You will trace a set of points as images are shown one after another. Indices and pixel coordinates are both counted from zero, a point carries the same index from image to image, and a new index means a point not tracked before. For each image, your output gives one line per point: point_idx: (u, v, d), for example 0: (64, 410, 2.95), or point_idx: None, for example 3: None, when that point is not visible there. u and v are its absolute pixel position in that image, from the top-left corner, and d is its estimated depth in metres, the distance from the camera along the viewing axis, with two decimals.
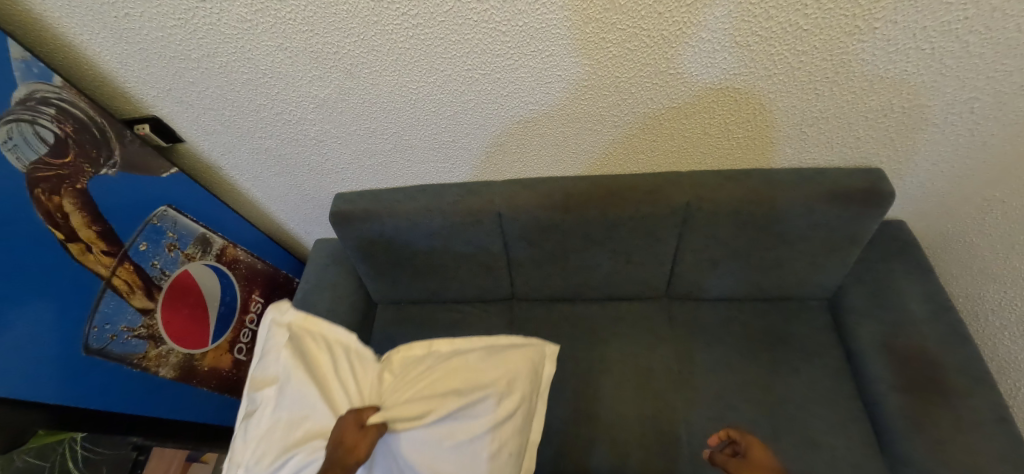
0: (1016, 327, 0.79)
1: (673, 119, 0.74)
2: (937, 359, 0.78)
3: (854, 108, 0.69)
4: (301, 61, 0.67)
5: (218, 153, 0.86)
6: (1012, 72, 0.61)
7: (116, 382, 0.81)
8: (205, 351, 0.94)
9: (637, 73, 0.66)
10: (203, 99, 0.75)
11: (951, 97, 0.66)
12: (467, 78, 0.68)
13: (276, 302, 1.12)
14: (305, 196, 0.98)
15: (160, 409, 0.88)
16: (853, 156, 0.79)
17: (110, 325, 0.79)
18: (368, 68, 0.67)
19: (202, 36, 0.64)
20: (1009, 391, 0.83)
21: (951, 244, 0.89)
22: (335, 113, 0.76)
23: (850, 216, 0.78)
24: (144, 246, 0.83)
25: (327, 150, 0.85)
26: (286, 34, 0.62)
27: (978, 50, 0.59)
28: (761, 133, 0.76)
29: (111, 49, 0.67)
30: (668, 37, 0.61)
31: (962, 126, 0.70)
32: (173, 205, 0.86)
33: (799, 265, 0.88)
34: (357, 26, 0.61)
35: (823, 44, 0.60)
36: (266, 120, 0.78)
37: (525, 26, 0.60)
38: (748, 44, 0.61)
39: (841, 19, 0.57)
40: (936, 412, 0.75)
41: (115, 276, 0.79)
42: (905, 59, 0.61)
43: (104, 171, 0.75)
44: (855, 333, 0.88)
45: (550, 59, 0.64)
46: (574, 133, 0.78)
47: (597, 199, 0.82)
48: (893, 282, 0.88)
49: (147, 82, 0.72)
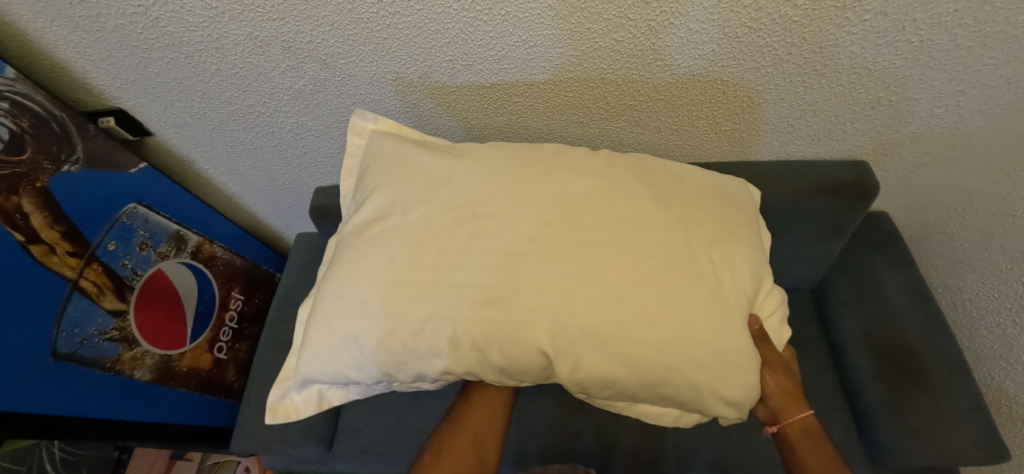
0: (994, 317, 0.81)
1: (660, 111, 0.72)
2: (916, 350, 0.79)
3: (841, 101, 0.68)
4: (272, 51, 0.63)
5: (190, 145, 0.82)
6: (999, 66, 0.60)
7: (95, 389, 0.78)
8: (182, 352, 0.92)
9: (623, 64, 0.64)
10: (170, 90, 0.71)
11: (937, 91, 0.65)
12: (448, 68, 0.66)
13: (257, 299, 1.09)
14: (283, 189, 0.95)
15: (137, 415, 0.85)
16: (839, 148, 0.78)
17: (79, 329, 0.75)
18: (344, 58, 0.64)
19: (164, 24, 0.60)
20: (985, 378, 0.85)
21: (932, 235, 0.89)
22: (311, 105, 0.73)
23: (835, 208, 0.78)
24: (113, 246, 0.81)
25: (304, 143, 0.81)
26: (255, 21, 0.59)
27: (966, 43, 0.58)
28: (748, 126, 0.75)
29: (67, 39, 0.63)
30: (655, 27, 0.59)
31: (947, 120, 0.69)
32: (143, 202, 0.84)
33: (783, 258, 0.88)
34: (331, 14, 0.58)
35: (813, 37, 0.59)
36: (238, 112, 0.75)
37: (508, 14, 0.57)
38: (737, 34, 0.59)
39: (830, 10, 0.55)
40: (916, 402, 0.76)
41: (83, 278, 0.76)
42: (893, 52, 0.60)
43: (66, 167, 0.72)
44: (838, 324, 0.89)
45: (534, 49, 0.62)
46: (560, 125, 0.76)
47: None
48: (875, 274, 0.89)
49: (110, 73, 0.68)
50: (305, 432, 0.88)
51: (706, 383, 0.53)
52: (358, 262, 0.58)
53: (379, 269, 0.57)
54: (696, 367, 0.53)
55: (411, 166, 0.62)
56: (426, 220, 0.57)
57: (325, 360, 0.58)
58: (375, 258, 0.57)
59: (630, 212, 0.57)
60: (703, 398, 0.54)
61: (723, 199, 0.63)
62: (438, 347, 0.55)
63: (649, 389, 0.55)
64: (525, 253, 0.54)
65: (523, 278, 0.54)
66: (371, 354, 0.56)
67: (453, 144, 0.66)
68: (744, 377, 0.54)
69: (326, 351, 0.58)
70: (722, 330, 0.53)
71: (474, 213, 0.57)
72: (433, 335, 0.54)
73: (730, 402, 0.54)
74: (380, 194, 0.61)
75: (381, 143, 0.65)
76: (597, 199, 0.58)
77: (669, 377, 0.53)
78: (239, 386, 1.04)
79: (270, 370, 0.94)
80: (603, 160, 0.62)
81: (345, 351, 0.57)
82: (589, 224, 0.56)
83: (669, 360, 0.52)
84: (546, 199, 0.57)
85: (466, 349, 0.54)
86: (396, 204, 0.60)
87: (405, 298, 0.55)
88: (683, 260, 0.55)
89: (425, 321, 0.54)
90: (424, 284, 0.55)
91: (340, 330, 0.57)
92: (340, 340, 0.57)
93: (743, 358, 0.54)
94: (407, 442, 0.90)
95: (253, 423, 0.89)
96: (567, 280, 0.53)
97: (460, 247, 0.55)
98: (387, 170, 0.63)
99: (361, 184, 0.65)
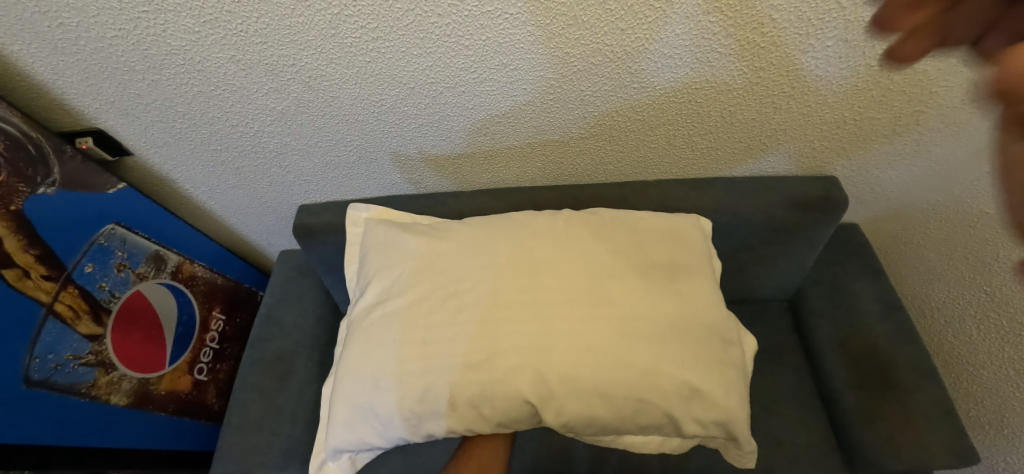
0: (959, 323, 0.85)
1: (638, 131, 0.75)
2: (888, 357, 0.82)
3: (810, 121, 0.72)
4: (255, 74, 0.64)
5: (172, 165, 0.82)
6: (952, 88, 0.63)
7: (68, 416, 0.76)
8: (161, 374, 0.90)
9: (602, 86, 0.66)
10: (150, 111, 0.70)
11: (897, 111, 0.68)
12: (431, 90, 0.67)
13: (238, 319, 1.08)
14: (266, 208, 0.94)
15: (109, 442, 0.82)
16: (808, 165, 0.81)
17: (54, 355, 0.73)
18: (328, 80, 0.65)
19: (146, 48, 0.60)
20: (955, 383, 0.88)
21: (899, 246, 0.93)
22: (296, 126, 0.73)
23: (808, 221, 0.80)
24: (90, 268, 0.79)
25: (287, 162, 0.81)
26: (238, 45, 0.60)
27: (922, 67, 0.61)
28: (722, 144, 0.77)
29: (45, 60, 0.63)
30: (631, 52, 0.61)
31: (908, 138, 0.73)
32: (121, 223, 0.83)
33: (760, 269, 0.90)
34: (315, 39, 0.59)
35: (780, 61, 0.62)
36: (220, 133, 0.75)
37: (489, 39, 0.59)
38: (708, 59, 0.62)
39: (796, 37, 0.58)
40: (889, 407, 0.77)
41: (58, 302, 0.74)
42: (856, 75, 0.63)
43: (42, 190, 0.71)
44: (814, 332, 0.91)
45: (515, 73, 0.64)
46: (541, 145, 0.78)
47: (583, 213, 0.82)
48: (847, 283, 0.92)
49: (89, 94, 0.68)
50: (285, 454, 0.85)
51: (679, 409, 0.57)
52: (365, 344, 0.63)
53: (384, 347, 0.61)
54: (665, 397, 0.57)
55: (399, 252, 0.67)
56: (417, 299, 0.62)
57: (351, 431, 0.63)
58: (377, 340, 0.62)
59: (600, 279, 0.61)
60: (679, 423, 0.58)
61: (674, 239, 0.66)
62: (440, 409, 0.59)
63: (628, 421, 0.59)
64: (505, 326, 0.59)
65: (500, 343, 0.58)
66: (389, 419, 0.61)
67: (439, 223, 0.71)
68: (713, 401, 0.57)
69: (349, 423, 0.63)
70: (685, 361, 0.57)
71: (458, 287, 0.62)
72: (433, 397, 0.59)
73: (703, 422, 0.58)
74: (378, 281, 0.66)
75: (377, 233, 0.71)
76: (564, 275, 0.61)
77: (644, 407, 0.58)
78: (219, 408, 1.02)
79: (248, 390, 0.91)
80: (564, 224, 0.66)
81: (366, 420, 0.62)
82: (555, 292, 0.60)
83: (641, 395, 0.57)
84: (524, 277, 0.61)
85: (463, 407, 0.58)
86: (392, 286, 0.65)
87: (407, 370, 0.60)
88: (643, 305, 0.59)
89: (426, 387, 0.59)
90: (418, 357, 0.60)
91: (356, 401, 0.62)
92: (360, 411, 0.62)
93: (711, 384, 0.57)
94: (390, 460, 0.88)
95: (234, 445, 0.86)
96: (537, 340, 0.58)
97: (446, 320, 0.60)
98: (386, 250, 0.68)
99: (363, 272, 0.70)
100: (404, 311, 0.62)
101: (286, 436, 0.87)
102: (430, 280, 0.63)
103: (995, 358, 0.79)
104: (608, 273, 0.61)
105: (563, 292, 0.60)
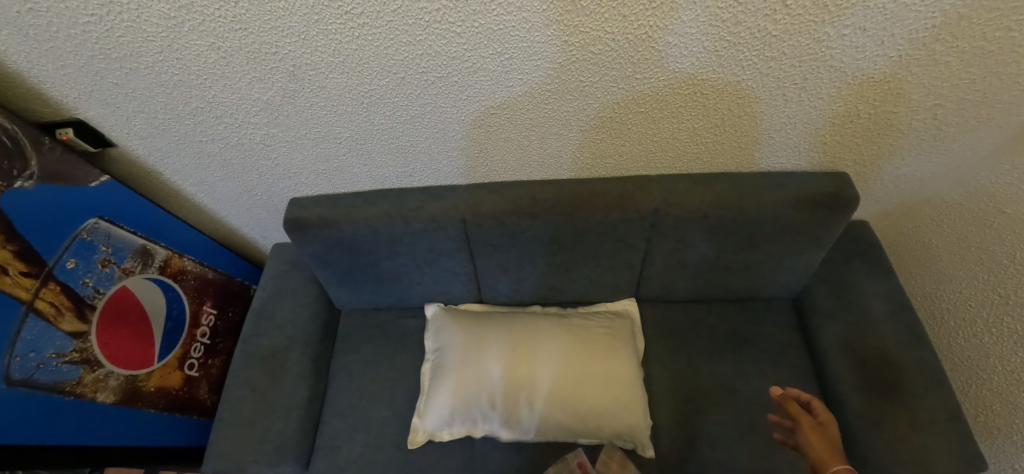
0: (970, 326, 0.82)
1: (640, 124, 0.71)
2: (896, 360, 0.79)
3: (822, 113, 0.68)
4: (237, 62, 0.61)
5: (156, 157, 0.79)
6: (975, 80, 0.60)
7: (53, 415, 0.74)
8: (150, 371, 0.89)
9: (602, 77, 0.63)
10: (131, 101, 0.68)
11: (915, 105, 0.65)
12: (422, 80, 0.63)
13: (230, 313, 1.06)
14: (256, 201, 0.92)
15: (100, 439, 0.81)
16: (817, 161, 0.78)
17: (36, 353, 0.71)
18: (314, 69, 0.62)
19: (121, 34, 0.57)
20: (963, 386, 0.86)
21: (910, 243, 0.90)
22: (282, 116, 0.70)
23: (816, 219, 0.76)
24: (73, 263, 0.77)
25: (275, 155, 0.79)
26: (217, 32, 0.56)
27: (944, 58, 0.57)
28: (728, 138, 0.74)
29: (17, 48, 0.59)
30: (634, 41, 0.57)
31: (925, 133, 0.69)
32: (105, 217, 0.81)
33: (765, 267, 0.87)
34: (297, 25, 0.55)
35: (792, 50, 0.58)
36: (205, 124, 0.72)
37: (482, 27, 0.56)
38: (717, 49, 0.58)
39: (809, 25, 0.55)
40: (896, 414, 0.75)
41: (40, 298, 0.72)
42: (873, 66, 0.60)
43: (20, 183, 0.69)
44: (818, 333, 0.89)
45: (510, 62, 0.61)
46: (539, 137, 0.75)
47: (580, 208, 0.78)
48: (855, 282, 0.89)
49: (66, 83, 0.65)
50: (276, 452, 0.84)
51: (607, 422, 0.80)
52: (435, 355, 0.89)
53: (449, 360, 0.86)
54: (601, 411, 0.80)
55: (458, 309, 0.94)
56: (474, 340, 0.87)
57: (442, 424, 0.84)
58: (440, 352, 0.88)
59: (601, 332, 0.86)
60: (605, 429, 0.80)
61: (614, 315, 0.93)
62: (496, 416, 0.82)
63: (575, 429, 0.81)
64: (525, 352, 0.84)
65: (532, 367, 0.83)
66: (459, 423, 0.83)
67: (484, 319, 0.90)
68: (624, 417, 0.80)
69: (439, 420, 0.84)
70: (609, 384, 0.81)
71: (498, 330, 0.87)
72: (492, 407, 0.82)
73: (617, 430, 0.80)
74: (443, 323, 0.91)
75: (442, 319, 0.92)
76: (576, 328, 0.87)
77: (585, 421, 0.80)
78: (211, 403, 1.01)
79: (239, 387, 0.89)
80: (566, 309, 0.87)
81: (448, 420, 0.84)
82: (550, 326, 0.88)
83: (584, 410, 0.80)
84: (552, 335, 0.86)
85: (510, 412, 0.82)
86: (450, 322, 0.91)
87: (473, 388, 0.83)
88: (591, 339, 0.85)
89: (482, 401, 0.82)
90: (480, 379, 0.83)
91: (442, 407, 0.84)
92: (439, 415, 0.84)
93: (621, 405, 0.80)
94: (383, 458, 0.86)
95: (224, 441, 0.84)
96: (549, 362, 0.83)
97: (488, 350, 0.85)
98: (447, 302, 0.95)
99: (433, 335, 0.91)
100: (462, 336, 0.88)
101: (278, 433, 0.85)
102: (480, 320, 0.90)
103: (1007, 363, 0.76)
104: (600, 324, 0.88)
105: (573, 341, 0.85)
